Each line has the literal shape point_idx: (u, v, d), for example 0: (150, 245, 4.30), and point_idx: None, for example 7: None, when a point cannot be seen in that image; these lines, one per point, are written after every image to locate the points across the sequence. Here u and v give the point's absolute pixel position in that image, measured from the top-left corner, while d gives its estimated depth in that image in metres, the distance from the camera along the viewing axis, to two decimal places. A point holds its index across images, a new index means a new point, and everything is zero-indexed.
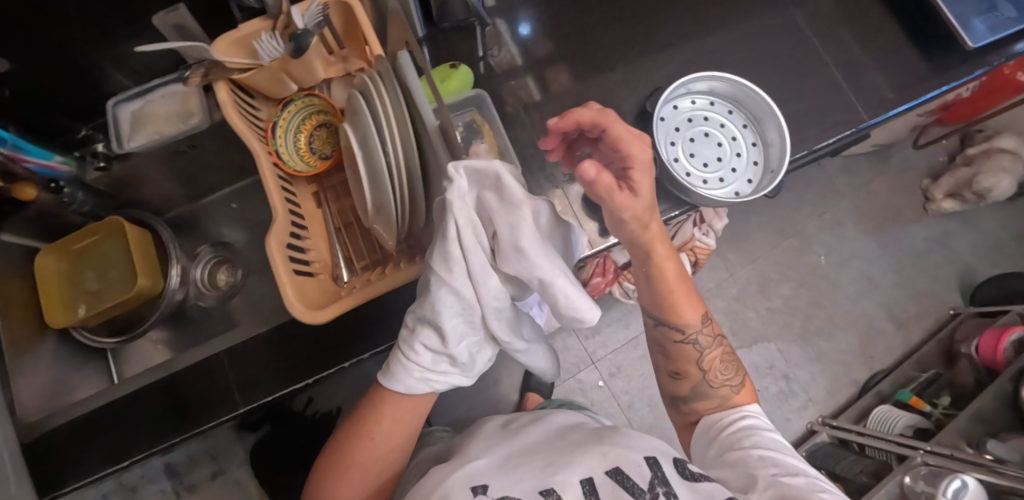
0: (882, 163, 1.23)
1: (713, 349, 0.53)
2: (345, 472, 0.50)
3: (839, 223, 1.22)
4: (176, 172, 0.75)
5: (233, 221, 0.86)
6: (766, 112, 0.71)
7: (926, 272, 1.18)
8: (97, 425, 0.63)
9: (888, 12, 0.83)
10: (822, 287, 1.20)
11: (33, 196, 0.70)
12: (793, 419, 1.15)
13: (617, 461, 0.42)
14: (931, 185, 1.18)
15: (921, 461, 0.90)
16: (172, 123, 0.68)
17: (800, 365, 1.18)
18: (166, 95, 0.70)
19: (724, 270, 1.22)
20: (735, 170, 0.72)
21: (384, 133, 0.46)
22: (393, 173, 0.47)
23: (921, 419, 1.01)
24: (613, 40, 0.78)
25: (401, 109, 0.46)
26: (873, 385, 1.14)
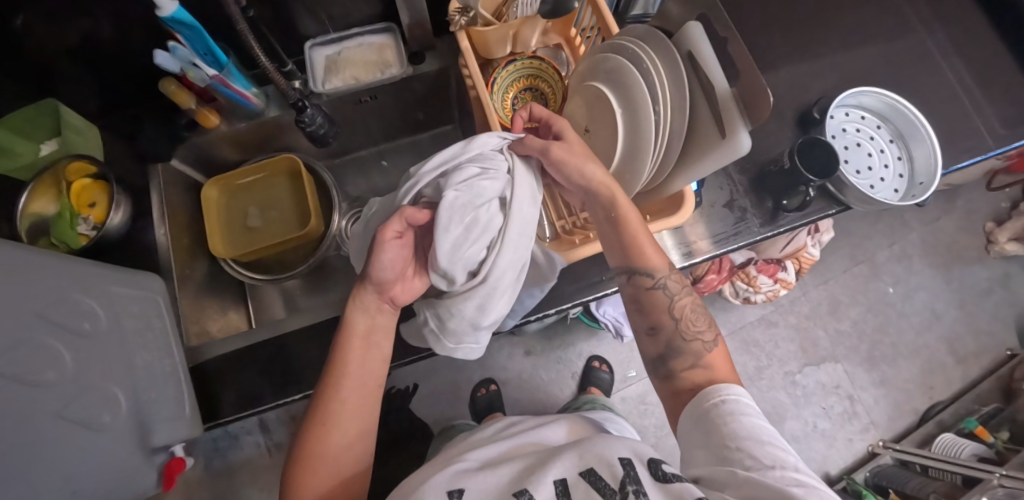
0: (950, 203, 1.34)
1: (682, 299, 0.56)
2: (311, 463, 0.51)
3: (908, 256, 1.30)
4: (345, 120, 0.76)
5: (376, 180, 0.86)
6: (918, 131, 0.74)
7: (985, 312, 1.28)
8: (265, 353, 0.64)
9: (1016, 50, 0.86)
10: (888, 315, 1.27)
11: (214, 126, 0.70)
12: (855, 439, 1.19)
13: (591, 463, 0.49)
14: (996, 229, 1.29)
15: (997, 483, 0.94)
16: (369, 72, 0.70)
17: (864, 387, 1.23)
18: (364, 44, 0.71)
19: (798, 288, 1.27)
20: (883, 179, 0.77)
21: (658, 94, 0.51)
22: (658, 132, 0.51)
23: (986, 448, 1.08)
24: (775, 44, 0.81)
25: (682, 74, 0.49)
26: (934, 413, 1.19)
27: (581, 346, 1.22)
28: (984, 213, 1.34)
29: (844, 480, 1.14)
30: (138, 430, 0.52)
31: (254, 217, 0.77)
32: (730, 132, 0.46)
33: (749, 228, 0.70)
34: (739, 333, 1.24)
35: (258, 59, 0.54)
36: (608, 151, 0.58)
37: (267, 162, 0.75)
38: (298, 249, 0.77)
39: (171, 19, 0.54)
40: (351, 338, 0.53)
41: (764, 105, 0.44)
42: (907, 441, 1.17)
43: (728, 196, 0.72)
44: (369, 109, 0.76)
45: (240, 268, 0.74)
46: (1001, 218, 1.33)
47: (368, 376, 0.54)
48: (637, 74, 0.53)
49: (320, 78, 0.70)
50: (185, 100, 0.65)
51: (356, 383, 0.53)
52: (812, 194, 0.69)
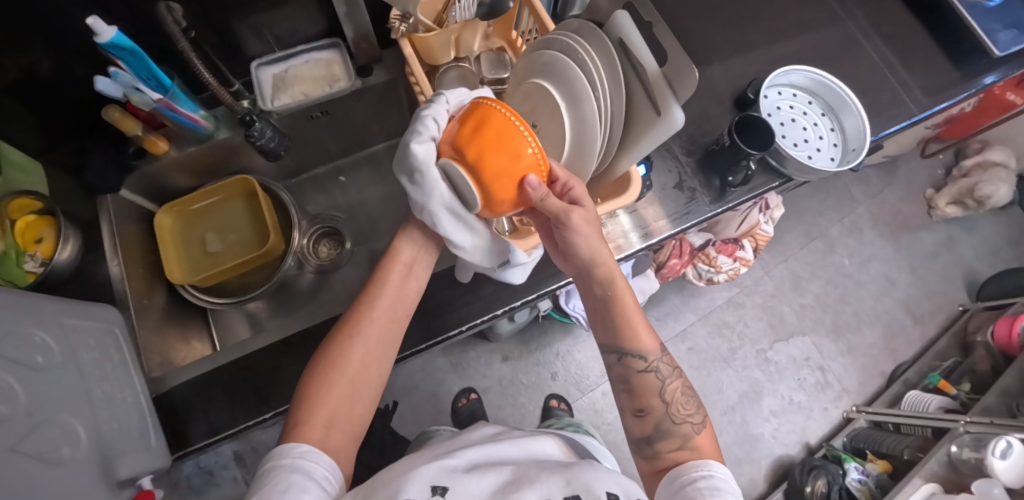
0: (891, 175, 1.42)
1: (673, 381, 0.57)
2: (331, 376, 0.51)
3: (858, 227, 1.37)
4: (297, 137, 0.77)
5: (337, 195, 0.87)
6: (845, 102, 0.79)
7: (935, 273, 1.35)
8: (227, 377, 0.63)
9: (922, 26, 0.93)
10: (847, 285, 1.32)
11: (163, 152, 0.70)
12: (830, 408, 1.24)
13: (578, 490, 0.47)
14: (935, 195, 1.38)
15: (964, 430, 0.99)
16: (319, 86, 0.71)
17: (833, 357, 1.27)
18: (309, 60, 0.72)
19: (759, 268, 1.32)
20: (819, 150, 0.81)
21: (596, 80, 0.53)
22: (601, 115, 0.53)
23: (952, 401, 1.11)
24: (708, 34, 0.85)
25: (614, 58, 0.51)
26: (900, 374, 1.24)
27: (558, 346, 1.23)
28: (923, 181, 1.42)
29: (824, 447, 1.17)
30: (105, 466, 0.50)
31: (212, 242, 0.78)
32: (665, 109, 0.48)
33: (700, 206, 0.73)
34: (711, 317, 1.27)
35: (204, 78, 0.56)
36: (557, 143, 0.59)
37: (222, 186, 0.76)
38: (260, 269, 0.77)
39: (110, 45, 0.54)
40: (394, 262, 0.56)
41: (692, 79, 0.46)
42: (878, 403, 1.21)
43: (677, 177, 0.75)
44: (323, 125, 0.77)
45: (200, 294, 0.74)
46: (939, 184, 1.42)
47: (399, 300, 0.56)
48: (573, 63, 0.55)
49: (269, 96, 0.71)
50: (131, 127, 0.64)
51: (388, 306, 0.55)
52: (753, 168, 0.72)
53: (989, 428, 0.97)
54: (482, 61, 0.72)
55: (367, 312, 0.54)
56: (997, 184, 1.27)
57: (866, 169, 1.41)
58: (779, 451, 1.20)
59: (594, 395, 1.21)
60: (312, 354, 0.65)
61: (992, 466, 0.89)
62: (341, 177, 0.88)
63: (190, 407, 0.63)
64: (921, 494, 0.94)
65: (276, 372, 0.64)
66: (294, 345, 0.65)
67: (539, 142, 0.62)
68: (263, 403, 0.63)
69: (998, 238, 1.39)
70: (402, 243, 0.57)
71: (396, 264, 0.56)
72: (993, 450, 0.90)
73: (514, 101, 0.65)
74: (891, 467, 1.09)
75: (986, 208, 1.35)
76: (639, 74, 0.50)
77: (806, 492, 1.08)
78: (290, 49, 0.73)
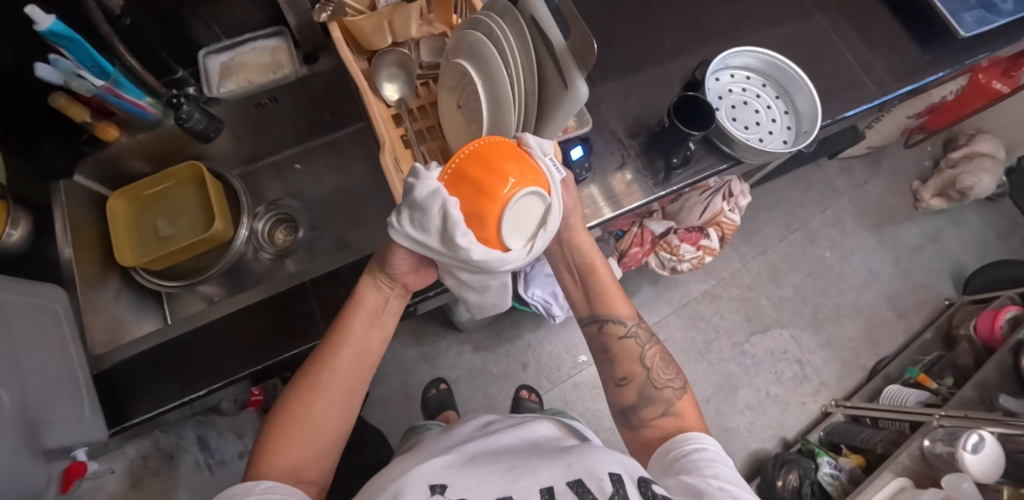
0: (876, 166, 1.39)
1: (651, 347, 0.58)
2: (291, 424, 0.50)
3: (841, 219, 1.34)
4: (248, 124, 0.79)
5: (297, 182, 0.90)
6: (797, 83, 0.78)
7: (920, 266, 1.32)
8: (160, 354, 0.64)
9: (888, 8, 0.91)
10: (827, 278, 1.30)
11: (113, 137, 0.71)
12: (809, 402, 1.21)
13: (580, 474, 0.45)
14: (920, 186, 1.34)
15: (937, 424, 0.95)
16: (262, 73, 0.74)
17: (812, 350, 1.25)
18: (256, 48, 0.75)
19: (737, 260, 1.30)
20: (772, 132, 0.80)
21: (507, 57, 0.54)
22: (514, 91, 0.55)
23: (931, 395, 1.07)
24: (661, 18, 0.85)
25: (523, 34, 0.52)
26: (881, 369, 1.21)
27: (529, 337, 1.24)
28: (909, 172, 1.39)
29: (799, 442, 1.15)
30: (29, 435, 0.52)
31: (165, 227, 0.81)
32: (570, 83, 0.48)
33: (642, 189, 0.73)
34: (685, 309, 1.26)
35: (127, 63, 0.62)
36: (478, 123, 0.60)
37: (173, 170, 0.79)
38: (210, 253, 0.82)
39: (50, 34, 0.53)
40: (359, 309, 0.54)
41: (592, 53, 0.46)
42: (857, 398, 1.18)
43: (620, 160, 0.75)
44: (271, 111, 0.79)
45: (153, 278, 0.78)
46: (926, 176, 1.38)
47: (365, 350, 0.54)
48: (489, 42, 0.56)
49: (214, 83, 0.73)
50: (78, 113, 0.65)
51: (352, 356, 0.53)
52: (694, 148, 0.71)
53: (963, 421, 0.93)
54: (421, 46, 0.73)
55: (330, 363, 0.52)
56: (981, 175, 1.23)
57: (850, 160, 1.38)
58: (755, 446, 1.18)
59: (565, 386, 1.21)
60: (246, 330, 0.66)
61: (963, 460, 0.84)
62: (296, 165, 0.90)
63: (124, 383, 0.64)
64: (891, 489, 0.91)
65: (210, 347, 0.66)
66: (233, 322, 0.66)
67: (464, 121, 0.63)
68: (194, 379, 0.64)
69: (988, 231, 1.35)
70: (369, 288, 0.55)
71: (361, 310, 0.54)
72: (963, 444, 0.86)
73: (443, 82, 0.66)
74: (865, 461, 1.06)
75: (973, 199, 1.31)
76: (545, 49, 0.51)
77: (777, 486, 1.06)
78: (239, 37, 0.75)
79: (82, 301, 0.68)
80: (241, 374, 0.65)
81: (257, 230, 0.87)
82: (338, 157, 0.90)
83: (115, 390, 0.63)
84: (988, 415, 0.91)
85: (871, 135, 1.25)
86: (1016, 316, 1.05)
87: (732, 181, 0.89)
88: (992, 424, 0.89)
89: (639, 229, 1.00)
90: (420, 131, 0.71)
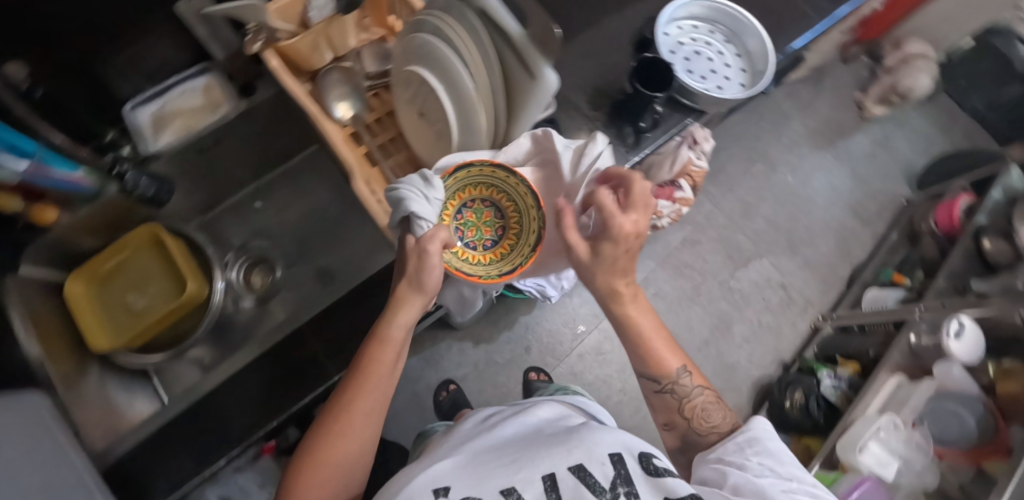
0: (819, 85, 1.43)
1: (698, 396, 0.53)
2: (317, 471, 0.46)
3: (796, 143, 1.39)
4: (197, 172, 0.74)
5: (262, 221, 0.86)
6: (745, 25, 0.79)
7: (875, 172, 1.38)
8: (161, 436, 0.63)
9: None
10: (794, 202, 1.35)
11: (52, 219, 0.64)
12: (798, 322, 1.27)
13: (580, 458, 0.44)
14: (863, 96, 1.39)
15: (919, 319, 1.00)
16: (200, 117, 0.70)
17: (793, 273, 1.31)
18: (188, 91, 0.70)
19: (708, 202, 1.33)
20: (728, 78, 0.80)
21: (464, 56, 0.51)
22: (478, 90, 0.52)
23: (907, 291, 1.15)
24: None
25: (475, 29, 0.49)
26: (857, 276, 1.28)
27: (526, 319, 1.24)
28: (850, 84, 1.43)
29: (797, 361, 1.21)
30: None
31: (136, 300, 0.76)
32: (536, 71, 0.45)
33: (619, 160, 0.73)
34: (669, 260, 1.29)
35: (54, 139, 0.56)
36: (444, 129, 0.58)
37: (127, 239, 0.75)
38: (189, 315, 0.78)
39: None
40: (385, 342, 0.49)
41: (557, 41, 0.44)
42: (841, 308, 1.25)
43: (589, 133, 0.74)
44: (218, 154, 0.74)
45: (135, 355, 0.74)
46: (865, 84, 1.43)
47: (390, 380, 0.50)
48: (440, 44, 0.53)
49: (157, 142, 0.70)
50: (10, 202, 0.58)
51: (375, 390, 0.49)
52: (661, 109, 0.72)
53: (941, 311, 0.97)
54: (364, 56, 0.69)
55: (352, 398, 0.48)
56: (918, 75, 1.25)
57: (794, 84, 1.42)
58: (758, 374, 1.24)
59: (570, 359, 1.23)
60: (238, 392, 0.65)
61: (950, 347, 0.90)
62: (257, 202, 0.86)
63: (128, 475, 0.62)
64: (888, 388, 0.98)
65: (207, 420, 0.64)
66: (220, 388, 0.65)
67: (430, 130, 0.60)
68: None
69: (931, 127, 1.42)
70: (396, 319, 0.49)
71: (388, 343, 0.49)
72: (946, 331, 0.92)
73: (398, 91, 0.63)
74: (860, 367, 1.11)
75: (912, 100, 1.37)
76: (502, 42, 0.48)
77: (786, 406, 1.12)
78: (164, 82, 0.70)
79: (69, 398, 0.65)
80: (256, 428, 0.67)
81: (232, 281, 0.83)
82: (298, 185, 0.87)
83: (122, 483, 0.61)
84: (963, 301, 0.97)
85: (811, 57, 1.28)
86: (969, 205, 1.13)
87: None
88: (969, 307, 0.94)
89: None
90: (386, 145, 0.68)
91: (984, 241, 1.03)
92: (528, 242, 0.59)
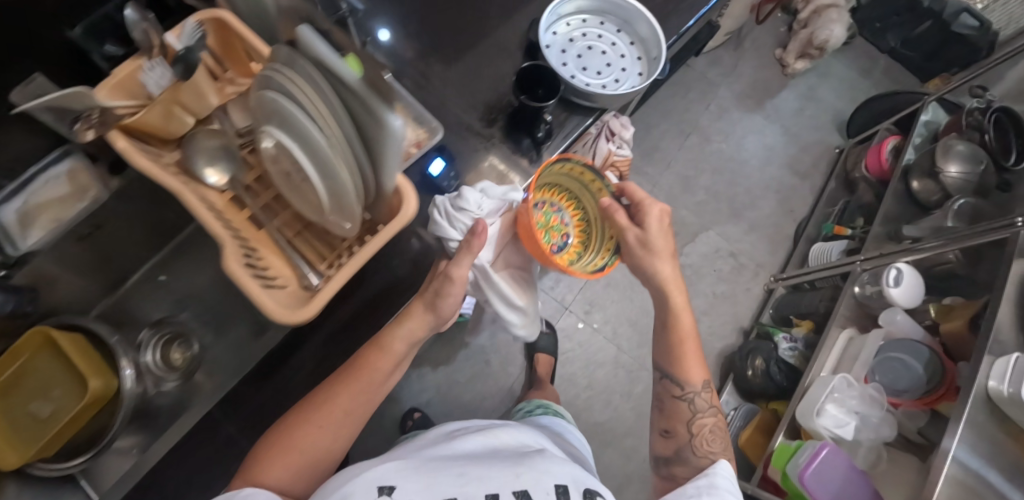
0: (740, 47, 1.42)
1: (705, 417, 0.60)
2: (287, 447, 0.47)
3: (725, 109, 1.38)
4: (84, 260, 0.73)
5: (171, 293, 0.85)
6: (633, 13, 0.77)
7: (805, 126, 1.40)
8: None
9: None
10: (732, 168, 1.35)
11: None
12: (752, 287, 1.28)
13: (525, 485, 0.45)
14: (784, 53, 1.40)
15: (861, 270, 1.03)
16: (69, 207, 0.65)
17: (740, 239, 1.31)
18: (49, 178, 0.63)
19: (648, 183, 1.31)
20: (625, 69, 0.78)
21: (308, 109, 0.45)
22: (332, 144, 0.46)
23: (850, 241, 1.15)
24: None
25: (312, 78, 0.43)
26: (802, 232, 1.30)
27: (482, 333, 1.22)
28: (770, 42, 1.44)
29: (756, 327, 1.22)
30: None
31: (41, 407, 0.71)
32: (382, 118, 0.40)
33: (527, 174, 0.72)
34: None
35: None
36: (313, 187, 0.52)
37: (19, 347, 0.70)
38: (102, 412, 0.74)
39: None
40: (381, 350, 0.54)
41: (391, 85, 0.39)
42: (791, 267, 1.27)
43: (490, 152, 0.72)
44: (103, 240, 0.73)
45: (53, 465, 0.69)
46: (784, 41, 1.44)
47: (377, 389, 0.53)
48: (283, 97, 0.46)
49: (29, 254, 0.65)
50: None
51: (359, 391, 0.52)
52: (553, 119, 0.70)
53: (880, 259, 1.00)
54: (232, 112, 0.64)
55: (335, 395, 0.51)
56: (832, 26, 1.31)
57: (715, 50, 1.41)
58: (721, 346, 1.24)
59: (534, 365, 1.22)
60: None
61: (890, 295, 0.92)
62: (161, 275, 0.85)
63: None
64: (842, 344, 1.00)
65: None
66: None
67: (301, 187, 0.56)
68: None
69: (851, 73, 1.45)
70: (398, 327, 0.54)
71: (387, 351, 0.53)
72: (887, 280, 0.93)
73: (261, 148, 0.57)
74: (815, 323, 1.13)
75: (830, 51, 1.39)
76: (341, 89, 0.42)
77: (749, 375, 1.13)
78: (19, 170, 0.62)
79: None
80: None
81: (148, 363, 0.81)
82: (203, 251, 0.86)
83: None
84: (898, 247, 0.99)
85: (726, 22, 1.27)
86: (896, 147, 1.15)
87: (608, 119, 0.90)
88: (906, 253, 0.96)
89: None
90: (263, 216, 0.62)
91: (913, 181, 1.04)
92: (604, 245, 0.72)
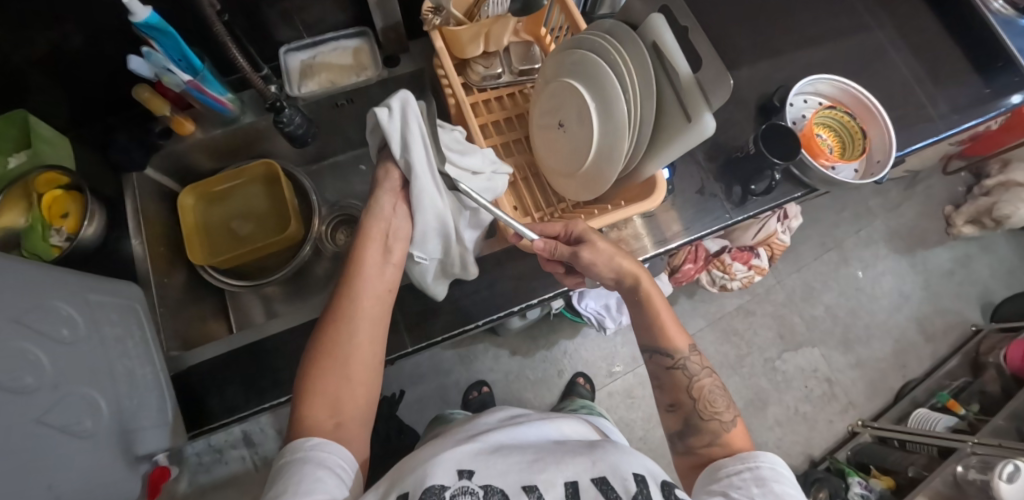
0: (921, 236, 1.41)
1: (702, 379, 0.56)
2: (340, 320, 0.51)
3: (890, 282, 1.37)
4: (329, 125, 0.78)
5: (358, 183, 0.88)
6: None
7: (948, 291, 1.38)
8: (222, 365, 0.64)
9: None
10: (986, 375, 1.24)
11: (188, 132, 0.71)
12: (836, 421, 1.27)
13: (605, 472, 0.43)
14: (954, 212, 1.40)
15: (970, 451, 1.01)
16: (345, 75, 0.72)
17: (841, 370, 1.30)
18: (338, 48, 0.73)
19: (805, 305, 1.33)
20: None
21: (627, 83, 0.52)
22: (632, 119, 0.53)
23: (959, 421, 1.14)
24: (854, 71, 0.87)
25: (645, 65, 0.50)
26: (907, 392, 1.28)
27: (566, 344, 1.27)
28: (943, 197, 1.45)
29: None
30: (121, 441, 0.51)
31: (237, 228, 0.81)
32: (694, 114, 0.45)
33: (719, 212, 0.72)
34: (746, 344, 1.29)
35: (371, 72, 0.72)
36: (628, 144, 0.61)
37: (243, 169, 0.79)
38: (279, 254, 0.81)
39: (145, 25, 0.53)
40: (367, 245, 0.53)
41: (727, 89, 0.43)
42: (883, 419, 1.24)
43: (699, 183, 0.74)
44: (346, 112, 0.76)
45: (220, 276, 0.77)
46: (958, 202, 1.44)
47: (386, 293, 0.53)
48: (605, 66, 0.54)
49: (484, 73, 0.68)
50: (159, 107, 0.65)
51: (372, 319, 0.52)
52: (778, 178, 0.71)
53: (995, 450, 0.98)
54: None
55: (348, 330, 0.50)
56: (1018, 205, 1.29)
57: (891, 223, 1.41)
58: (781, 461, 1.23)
59: (599, 394, 1.25)
60: (277, 361, 0.64)
61: (998, 487, 0.88)
62: (359, 166, 0.89)
63: (197, 392, 0.63)
64: None
65: (261, 376, 0.64)
66: (230, 363, 0.64)
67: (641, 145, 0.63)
68: (263, 394, 0.63)
69: None
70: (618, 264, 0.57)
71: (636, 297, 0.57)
72: (998, 472, 0.89)
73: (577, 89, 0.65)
74: (894, 484, 1.13)
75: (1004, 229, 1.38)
76: (671, 78, 0.47)
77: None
78: (319, 36, 0.73)
79: (167, 296, 0.70)
80: None
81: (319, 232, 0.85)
82: None
83: (192, 399, 0.63)
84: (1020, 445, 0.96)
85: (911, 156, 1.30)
86: None
87: (788, 204, 0.99)
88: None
89: (694, 246, 1.01)
90: (689, 192, 0.73)
91: None
92: (856, 145, 0.82)
